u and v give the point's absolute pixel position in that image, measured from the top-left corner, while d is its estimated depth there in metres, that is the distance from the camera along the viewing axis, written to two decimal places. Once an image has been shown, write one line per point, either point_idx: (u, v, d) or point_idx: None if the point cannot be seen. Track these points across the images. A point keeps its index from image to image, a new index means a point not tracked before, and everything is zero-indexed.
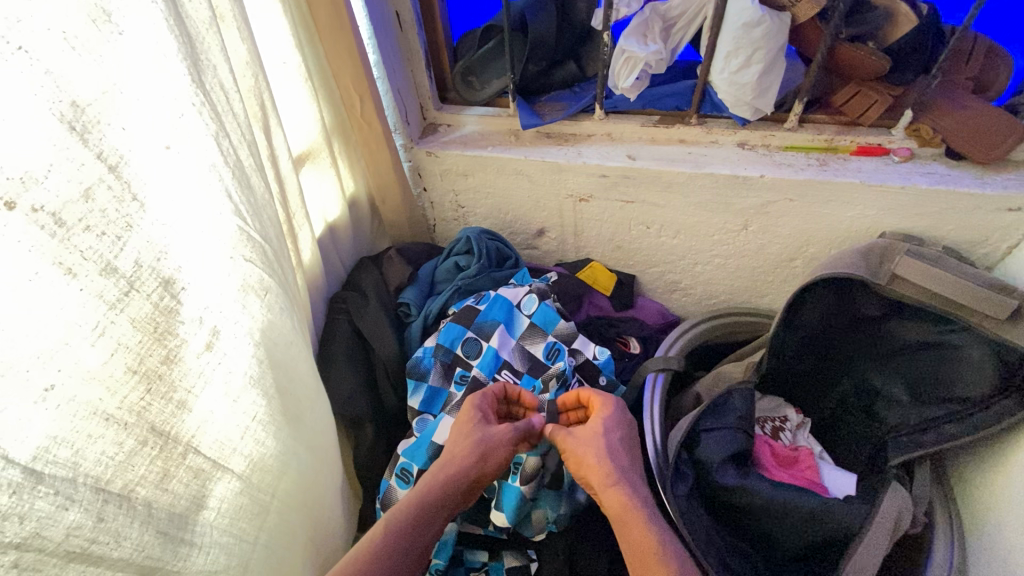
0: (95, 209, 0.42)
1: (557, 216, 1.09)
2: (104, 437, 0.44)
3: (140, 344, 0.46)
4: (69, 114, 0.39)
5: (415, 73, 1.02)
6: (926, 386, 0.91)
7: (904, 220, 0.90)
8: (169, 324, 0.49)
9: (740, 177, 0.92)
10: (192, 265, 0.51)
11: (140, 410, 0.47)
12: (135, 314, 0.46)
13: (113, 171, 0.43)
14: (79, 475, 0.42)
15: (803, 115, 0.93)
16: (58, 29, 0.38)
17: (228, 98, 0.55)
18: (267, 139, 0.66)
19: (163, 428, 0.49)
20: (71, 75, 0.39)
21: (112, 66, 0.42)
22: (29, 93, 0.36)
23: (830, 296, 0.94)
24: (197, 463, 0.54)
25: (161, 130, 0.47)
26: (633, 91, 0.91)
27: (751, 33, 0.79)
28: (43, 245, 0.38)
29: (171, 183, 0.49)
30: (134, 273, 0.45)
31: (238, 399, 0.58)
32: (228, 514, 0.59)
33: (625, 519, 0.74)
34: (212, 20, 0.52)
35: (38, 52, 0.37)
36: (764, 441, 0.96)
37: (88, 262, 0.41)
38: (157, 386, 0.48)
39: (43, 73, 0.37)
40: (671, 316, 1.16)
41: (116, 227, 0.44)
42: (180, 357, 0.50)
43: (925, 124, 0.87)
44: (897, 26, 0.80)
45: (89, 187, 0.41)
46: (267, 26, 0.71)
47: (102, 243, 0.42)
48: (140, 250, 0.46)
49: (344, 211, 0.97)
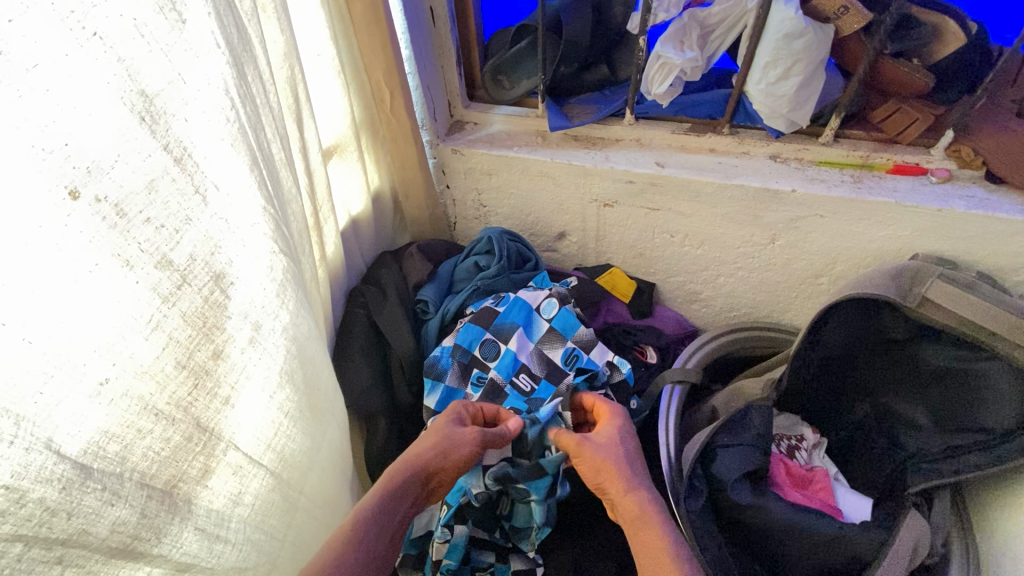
0: (157, 201, 0.40)
1: (579, 220, 1.08)
2: (153, 433, 0.43)
3: (189, 340, 0.45)
4: (138, 105, 0.38)
5: (445, 70, 1.01)
6: (951, 415, 0.90)
7: (939, 243, 0.88)
8: (217, 319, 0.47)
9: (771, 191, 0.90)
10: (241, 261, 0.50)
11: (186, 405, 0.46)
12: (186, 307, 0.44)
13: (177, 163, 0.42)
14: (126, 471, 0.41)
15: (838, 130, 0.91)
16: (130, 16, 0.36)
17: (266, 90, 0.55)
18: (299, 131, 0.66)
19: (208, 424, 0.48)
20: (141, 65, 0.38)
21: (178, 57, 0.41)
22: (102, 80, 0.35)
23: (855, 316, 0.93)
24: (236, 460, 0.53)
25: (217, 123, 0.45)
26: (666, 97, 0.89)
27: (791, 44, 0.77)
28: (102, 236, 0.37)
29: (225, 176, 0.47)
30: (188, 266, 0.44)
31: (274, 396, 0.58)
32: (261, 511, 0.58)
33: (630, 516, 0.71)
34: (253, 11, 0.51)
35: (112, 40, 0.35)
36: (778, 459, 0.94)
37: (145, 254, 0.40)
38: (204, 382, 0.47)
39: (115, 60, 0.36)
40: (688, 327, 1.15)
41: (174, 219, 0.42)
42: (226, 352, 0.49)
43: (966, 145, 0.84)
44: (944, 44, 0.78)
45: (153, 178, 0.40)
46: (305, 15, 0.71)
47: (159, 235, 0.41)
48: (196, 243, 0.44)
49: (367, 205, 0.97)
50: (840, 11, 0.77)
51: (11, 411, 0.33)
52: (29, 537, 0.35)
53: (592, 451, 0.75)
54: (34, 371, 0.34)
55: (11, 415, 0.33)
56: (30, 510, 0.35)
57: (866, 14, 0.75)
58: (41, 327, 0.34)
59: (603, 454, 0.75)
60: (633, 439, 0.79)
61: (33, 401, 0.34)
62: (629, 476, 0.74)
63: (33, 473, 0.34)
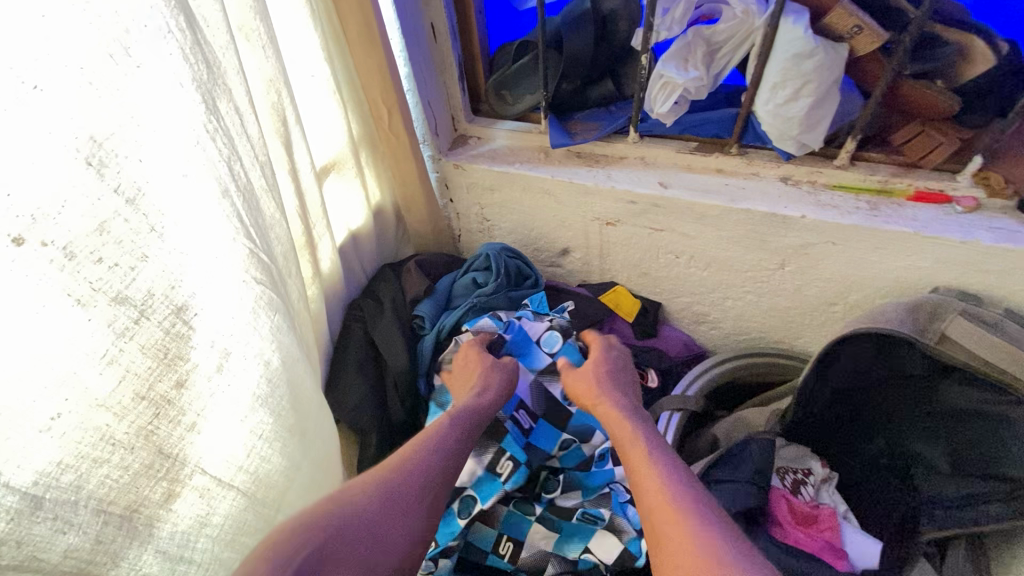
0: (109, 241, 0.41)
1: (582, 237, 1.06)
2: (110, 462, 0.44)
3: (149, 371, 0.46)
4: (86, 150, 0.38)
5: (448, 85, 1.00)
6: (970, 458, 0.84)
7: (962, 276, 0.82)
8: (180, 350, 0.48)
9: (779, 216, 0.86)
10: (206, 291, 0.51)
11: (148, 433, 0.47)
12: (145, 340, 0.45)
13: (130, 203, 0.42)
14: (81, 498, 0.42)
15: (856, 152, 0.85)
16: (75, 63, 0.37)
17: (243, 121, 0.54)
18: (287, 154, 0.67)
19: (171, 451, 0.49)
20: (88, 110, 0.38)
21: (131, 97, 0.41)
22: (44, 131, 0.36)
23: (870, 348, 0.86)
24: (204, 483, 0.54)
25: (179, 158, 0.46)
26: (669, 116, 0.86)
27: (801, 65, 0.73)
28: (51, 278, 0.37)
29: (187, 209, 0.47)
30: (146, 301, 0.45)
31: (247, 418, 0.58)
32: (232, 530, 0.59)
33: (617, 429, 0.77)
34: (228, 44, 0.51)
35: (54, 89, 0.36)
36: (779, 495, 0.88)
37: (99, 293, 0.41)
38: (166, 411, 0.48)
39: (59, 110, 0.36)
40: (696, 349, 1.11)
41: (128, 256, 0.43)
42: (191, 381, 0.50)
43: (996, 174, 0.78)
44: (971, 64, 0.71)
45: (104, 220, 0.40)
46: (294, 37, 0.71)
47: (113, 274, 0.41)
48: (154, 278, 0.45)
49: (368, 220, 0.98)
50: (853, 30, 0.72)
51: None
52: None
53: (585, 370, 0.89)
54: None
55: None
56: None
57: (881, 34, 0.71)
58: None
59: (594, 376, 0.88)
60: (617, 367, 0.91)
61: None
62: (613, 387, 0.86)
63: None
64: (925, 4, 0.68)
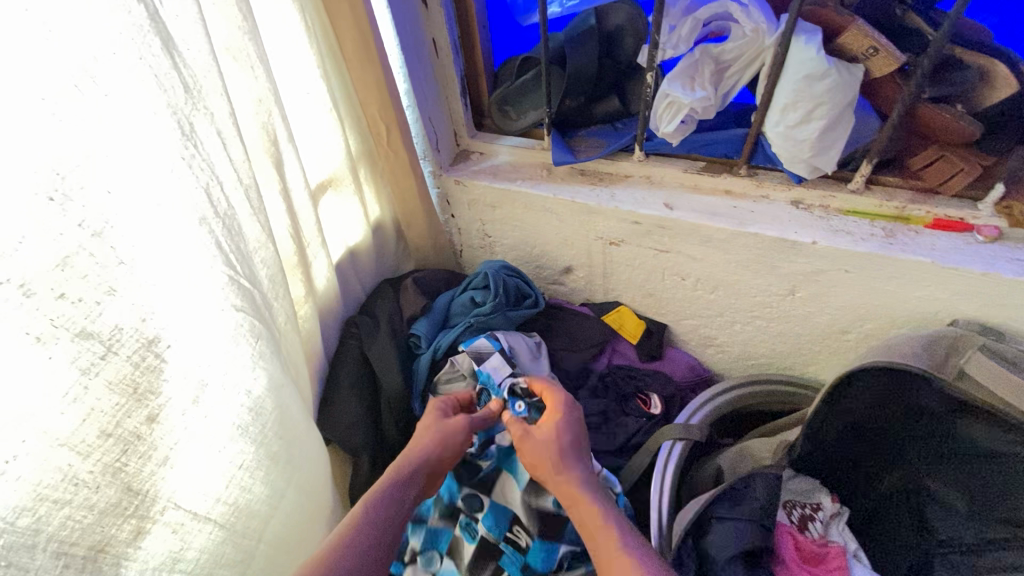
0: (73, 276, 0.40)
1: (585, 256, 1.03)
2: (73, 502, 0.43)
3: (117, 407, 0.44)
4: (49, 183, 0.37)
5: (450, 100, 0.99)
6: (988, 501, 0.80)
7: (983, 308, 0.78)
8: (150, 383, 0.47)
9: (788, 241, 0.82)
10: (181, 322, 0.49)
11: (115, 470, 0.45)
12: (113, 376, 0.44)
13: (97, 236, 0.41)
14: (40, 541, 0.41)
15: (871, 176, 0.81)
16: (37, 95, 0.36)
17: (226, 145, 0.52)
18: (278, 174, 0.66)
19: (140, 487, 0.48)
20: (51, 142, 0.37)
21: (99, 128, 0.40)
22: (2, 165, 0.34)
23: (884, 382, 0.81)
24: (176, 518, 0.53)
25: (151, 187, 0.45)
26: (675, 136, 0.83)
27: (813, 86, 0.70)
28: (9, 316, 0.36)
29: (160, 240, 0.46)
30: (114, 336, 0.43)
31: (225, 449, 0.57)
32: (207, 565, 0.57)
33: (572, 502, 0.71)
34: (212, 67, 0.50)
35: (13, 121, 0.35)
36: (786, 532, 0.82)
37: (61, 329, 0.39)
38: (135, 447, 0.47)
39: (18, 143, 0.35)
40: (702, 373, 1.08)
41: (94, 291, 0.41)
42: (161, 415, 0.49)
43: (1019, 204, 0.74)
44: (993, 89, 0.68)
45: (67, 254, 0.39)
46: (289, 55, 0.70)
47: (76, 309, 0.40)
48: (123, 312, 0.44)
49: (367, 236, 0.97)
50: (868, 52, 0.69)
51: None
52: None
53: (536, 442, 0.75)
54: None
55: None
56: None
57: (897, 57, 0.68)
58: None
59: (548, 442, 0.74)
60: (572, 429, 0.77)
61: None
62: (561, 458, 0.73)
63: None
64: (945, 26, 0.64)
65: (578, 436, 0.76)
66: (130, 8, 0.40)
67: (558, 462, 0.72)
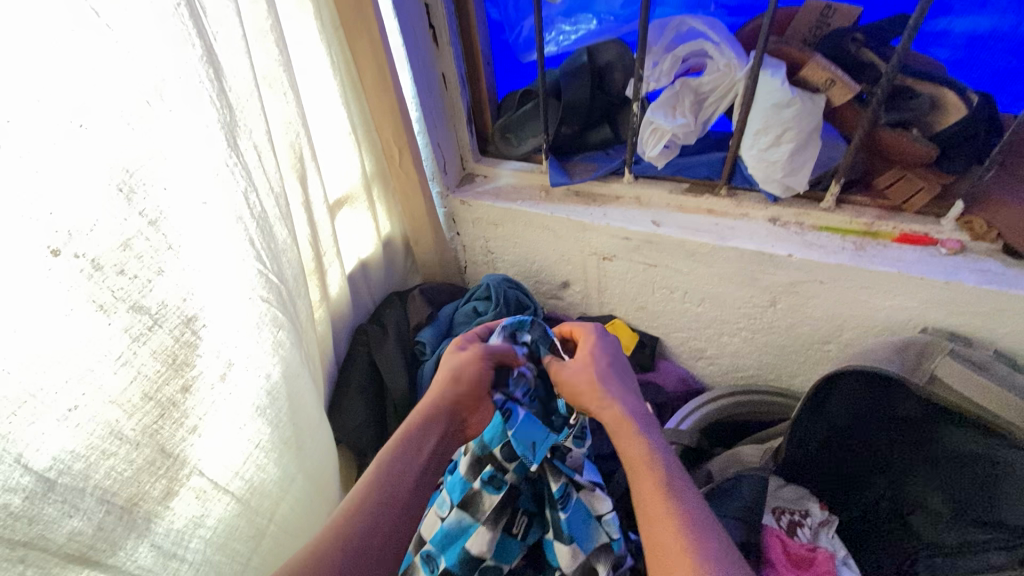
0: (132, 256, 0.47)
1: (580, 271, 1.10)
2: (117, 455, 0.49)
3: (158, 374, 0.51)
4: (120, 179, 0.46)
5: (457, 128, 1.09)
6: (969, 505, 0.82)
7: (950, 316, 0.83)
8: (187, 356, 0.54)
9: (766, 254, 0.89)
10: (215, 306, 0.56)
11: (152, 431, 0.52)
12: (157, 346, 0.51)
13: (153, 225, 0.49)
14: (88, 487, 0.47)
15: (841, 196, 0.89)
16: (117, 107, 0.45)
17: (262, 157, 0.61)
18: (301, 188, 0.74)
19: (172, 450, 0.54)
20: (123, 145, 0.46)
21: (162, 136, 0.49)
22: (85, 163, 0.43)
23: (862, 388, 0.87)
24: (200, 485, 0.58)
25: (199, 188, 0.53)
26: (660, 159, 0.92)
27: (780, 113, 0.79)
28: (80, 285, 0.44)
29: (202, 233, 0.54)
30: (160, 311, 0.51)
31: (245, 426, 0.63)
32: (223, 534, 0.63)
33: (619, 434, 0.68)
34: (252, 93, 0.59)
35: (97, 126, 0.43)
36: (774, 536, 0.84)
37: (119, 301, 0.47)
38: (171, 413, 0.53)
39: (99, 143, 0.44)
40: (693, 385, 1.13)
41: (146, 270, 0.49)
42: (194, 387, 0.55)
43: (978, 218, 0.81)
44: (946, 113, 0.76)
45: (128, 238, 0.47)
46: (314, 87, 0.80)
47: (132, 284, 0.48)
48: (168, 290, 0.51)
49: (377, 250, 1.05)
50: (828, 83, 0.78)
51: None
52: None
53: (570, 374, 0.72)
54: (9, 397, 0.41)
55: None
56: None
57: (852, 87, 0.77)
58: (17, 361, 0.41)
59: (589, 371, 0.71)
60: (610, 355, 0.75)
61: (8, 421, 0.41)
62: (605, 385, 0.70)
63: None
64: (893, 60, 0.72)
65: (612, 358, 0.74)
66: (194, 44, 0.49)
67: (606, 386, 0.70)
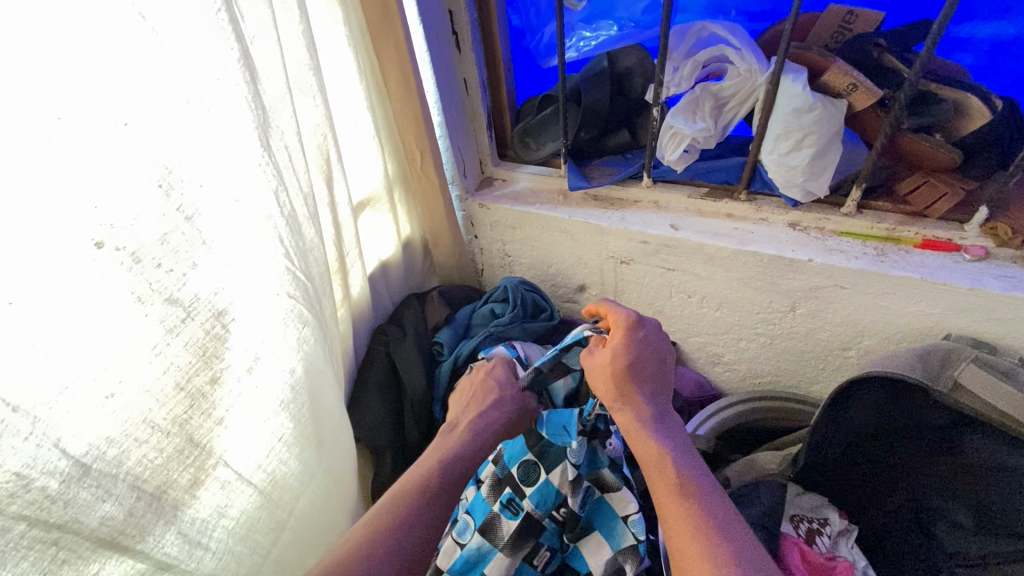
0: (169, 250, 0.49)
1: (597, 275, 1.11)
2: (148, 443, 0.51)
3: (189, 365, 0.53)
4: (159, 175, 0.48)
5: (477, 133, 1.10)
6: (993, 516, 0.80)
7: (974, 322, 0.82)
8: (216, 349, 0.55)
9: (786, 258, 0.88)
10: (243, 301, 0.58)
11: (182, 421, 0.53)
12: (189, 338, 0.52)
13: (188, 220, 0.51)
14: (120, 472, 0.49)
15: (862, 201, 0.88)
16: (159, 106, 0.47)
17: (292, 158, 0.63)
18: (327, 189, 0.76)
19: (200, 440, 0.56)
20: (164, 143, 0.48)
21: (200, 135, 0.51)
22: (128, 158, 0.45)
23: (883, 393, 0.86)
24: (225, 475, 0.60)
25: (233, 186, 0.55)
26: (679, 163, 0.92)
27: (801, 118, 0.79)
28: (120, 277, 0.46)
29: (234, 230, 0.56)
30: (192, 304, 0.52)
31: (269, 420, 0.64)
32: (245, 525, 0.64)
33: (633, 433, 0.69)
34: (285, 96, 0.61)
35: (140, 125, 0.45)
36: (792, 543, 0.82)
37: (155, 293, 0.49)
38: (200, 404, 0.55)
39: (141, 141, 0.46)
40: (710, 391, 1.12)
41: (181, 264, 0.51)
42: (222, 379, 0.57)
43: (1003, 223, 0.80)
44: (970, 119, 0.76)
45: (166, 232, 0.49)
46: (341, 91, 0.82)
47: (168, 278, 0.49)
48: (201, 284, 0.53)
49: (397, 251, 1.07)
50: (850, 88, 0.78)
51: (31, 413, 0.41)
52: (31, 518, 0.42)
53: (593, 366, 0.73)
54: (51, 382, 0.42)
55: (29, 414, 0.41)
56: (33, 495, 0.42)
57: (875, 91, 0.76)
58: (60, 347, 0.43)
59: (608, 367, 0.71)
60: (648, 347, 0.73)
61: (49, 405, 0.43)
62: (625, 382, 0.70)
63: (38, 464, 0.42)
64: (917, 65, 0.72)
65: (641, 352, 0.72)
66: (232, 47, 0.51)
67: (624, 383, 0.70)
